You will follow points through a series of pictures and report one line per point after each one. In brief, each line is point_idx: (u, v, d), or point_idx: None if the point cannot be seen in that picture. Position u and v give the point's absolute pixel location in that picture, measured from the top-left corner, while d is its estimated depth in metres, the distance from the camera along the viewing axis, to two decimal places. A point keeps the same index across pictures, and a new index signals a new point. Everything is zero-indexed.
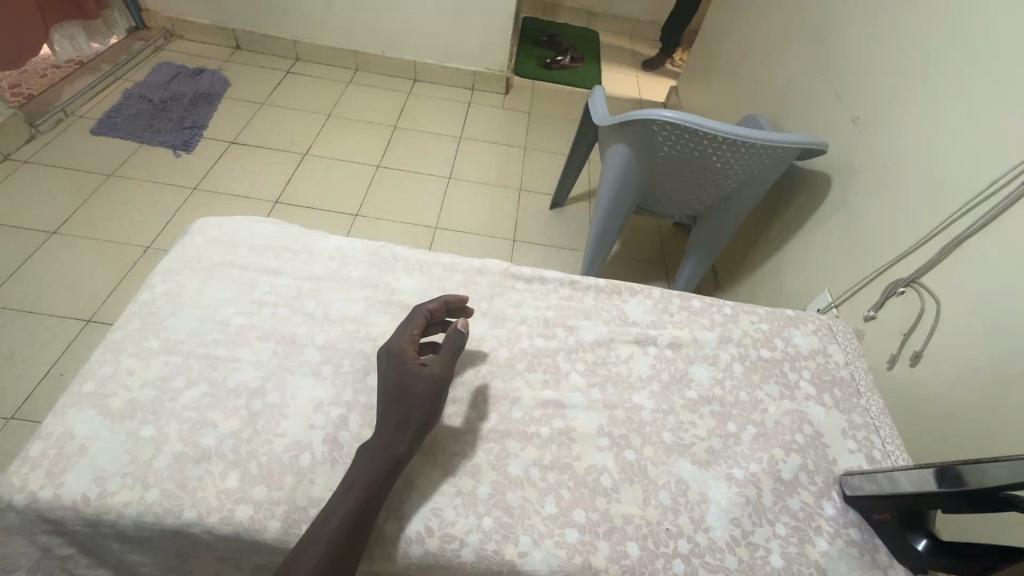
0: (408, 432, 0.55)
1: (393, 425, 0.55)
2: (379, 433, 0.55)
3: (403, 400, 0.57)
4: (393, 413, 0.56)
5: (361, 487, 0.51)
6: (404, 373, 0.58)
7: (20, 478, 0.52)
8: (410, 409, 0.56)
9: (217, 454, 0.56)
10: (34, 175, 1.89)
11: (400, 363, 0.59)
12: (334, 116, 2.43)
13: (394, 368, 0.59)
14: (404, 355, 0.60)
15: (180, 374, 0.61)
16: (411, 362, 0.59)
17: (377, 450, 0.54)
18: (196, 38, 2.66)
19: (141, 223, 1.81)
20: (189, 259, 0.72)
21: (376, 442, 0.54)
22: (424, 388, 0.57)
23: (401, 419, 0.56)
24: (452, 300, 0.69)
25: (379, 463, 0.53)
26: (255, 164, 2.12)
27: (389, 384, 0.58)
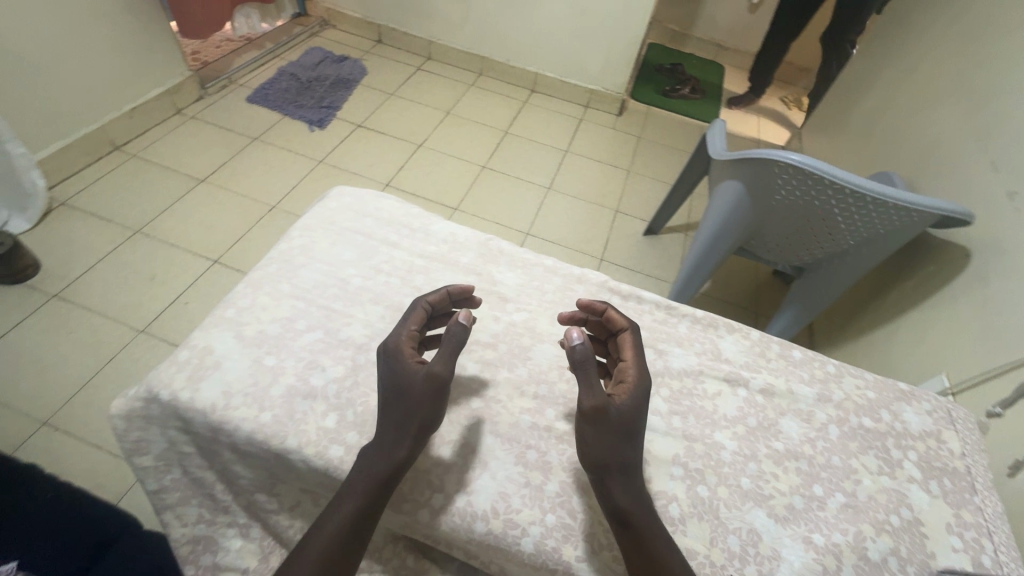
0: (408, 435, 0.54)
1: (390, 427, 0.55)
2: (379, 436, 0.55)
3: (400, 402, 0.56)
4: (391, 417, 0.55)
5: (364, 493, 0.52)
6: (402, 373, 0.57)
7: (168, 376, 0.61)
8: (406, 412, 0.55)
9: (322, 394, 0.62)
10: (196, 129, 2.19)
11: (397, 362, 0.58)
12: (452, 114, 2.58)
13: (391, 367, 0.58)
14: (401, 354, 0.58)
15: (302, 317, 0.68)
16: (407, 361, 0.58)
17: (379, 453, 0.54)
18: (346, 29, 2.94)
19: (272, 184, 2.03)
20: (322, 219, 0.80)
21: (377, 446, 0.54)
22: (420, 389, 0.55)
23: (399, 421, 0.55)
24: (455, 291, 0.67)
25: (380, 468, 0.53)
26: (376, 147, 2.30)
27: (386, 386, 0.57)
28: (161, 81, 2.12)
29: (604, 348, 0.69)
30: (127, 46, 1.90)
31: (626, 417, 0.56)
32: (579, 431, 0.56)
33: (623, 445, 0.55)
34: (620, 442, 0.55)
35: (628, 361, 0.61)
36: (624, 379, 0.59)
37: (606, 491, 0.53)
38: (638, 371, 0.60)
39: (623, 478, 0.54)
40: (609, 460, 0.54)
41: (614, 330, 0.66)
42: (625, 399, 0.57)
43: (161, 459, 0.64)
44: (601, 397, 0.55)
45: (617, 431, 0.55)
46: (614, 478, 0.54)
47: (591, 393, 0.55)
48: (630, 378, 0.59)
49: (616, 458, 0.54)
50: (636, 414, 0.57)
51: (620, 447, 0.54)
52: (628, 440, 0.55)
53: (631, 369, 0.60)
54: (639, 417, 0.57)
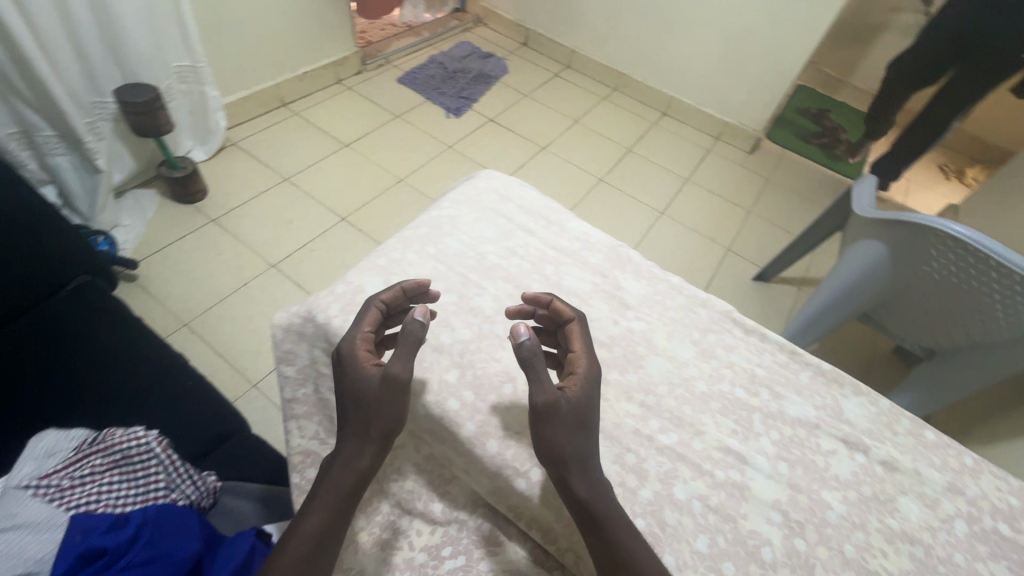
0: (372, 440, 0.57)
1: (352, 435, 0.58)
2: (344, 445, 0.58)
3: (361, 408, 0.58)
4: (353, 426, 0.58)
5: (332, 503, 0.56)
6: (360, 378, 0.58)
7: (325, 303, 0.69)
8: (370, 419, 0.58)
9: (448, 351, 0.67)
10: (350, 99, 2.54)
11: (353, 367, 0.59)
12: (579, 123, 2.65)
13: (348, 373, 0.59)
14: (355, 359, 0.59)
15: (441, 279, 0.74)
16: (363, 365, 0.59)
17: (346, 462, 0.57)
18: (496, 29, 3.11)
19: (404, 158, 2.33)
20: (471, 195, 0.87)
21: (344, 454, 0.57)
22: (378, 392, 0.57)
23: (360, 429, 0.58)
24: (409, 287, 0.67)
25: (347, 477, 0.57)
26: (502, 144, 2.47)
27: (345, 397, 0.59)
28: (332, 52, 2.48)
29: (553, 338, 0.69)
30: (303, 19, 2.24)
31: (577, 410, 0.56)
32: (533, 430, 0.56)
33: (578, 437, 0.55)
34: (573, 434, 0.55)
35: (578, 354, 0.61)
36: (575, 371, 0.60)
37: (567, 486, 0.54)
38: (588, 363, 0.61)
39: (582, 472, 0.54)
40: (568, 456, 0.54)
41: (562, 321, 0.66)
42: (576, 391, 0.57)
43: (301, 373, 0.72)
44: (552, 393, 0.55)
45: (570, 423, 0.55)
46: (575, 472, 0.54)
47: (544, 389, 0.56)
48: (581, 370, 0.60)
49: (573, 451, 0.55)
50: (588, 405, 0.58)
51: (575, 440, 0.55)
52: (582, 433, 0.56)
53: (582, 362, 0.60)
54: (591, 409, 0.58)
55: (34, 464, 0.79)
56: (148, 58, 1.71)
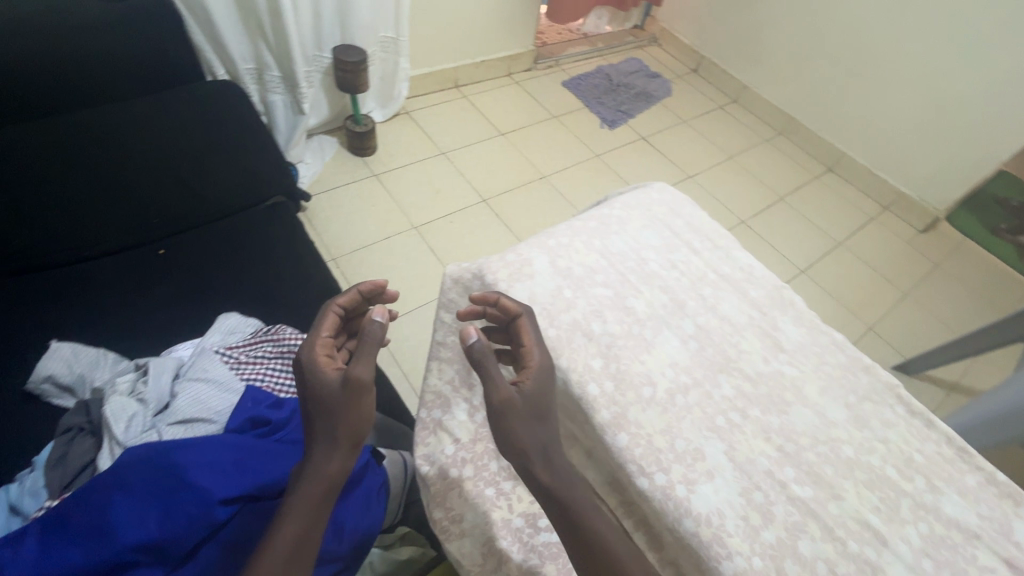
0: (341, 443, 0.64)
1: (320, 443, 0.63)
2: (312, 455, 0.63)
3: (328, 412, 0.64)
4: (319, 432, 0.64)
5: (307, 512, 0.60)
6: (327, 386, 0.65)
7: (495, 266, 0.75)
8: (337, 425, 0.64)
9: (597, 339, 0.69)
10: (515, 93, 2.67)
11: (318, 373, 0.66)
12: (732, 160, 2.56)
13: (313, 381, 0.65)
14: (319, 365, 0.66)
15: (601, 272, 0.76)
16: (325, 371, 0.66)
17: (316, 469, 0.62)
18: (670, 51, 3.10)
19: (551, 157, 2.41)
20: (643, 203, 0.88)
21: (313, 464, 0.63)
22: (342, 392, 0.65)
23: (328, 432, 0.64)
24: (363, 288, 0.75)
25: (319, 483, 0.62)
26: (648, 165, 2.47)
27: (310, 404, 0.65)
28: (511, 47, 2.64)
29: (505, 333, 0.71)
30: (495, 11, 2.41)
31: (532, 401, 0.60)
32: (495, 428, 0.59)
33: (536, 427, 0.59)
34: (530, 424, 0.58)
35: (529, 348, 0.64)
36: (529, 366, 0.63)
37: (531, 475, 0.57)
38: (541, 357, 0.64)
39: (545, 462, 0.57)
40: (531, 449, 0.57)
41: (511, 317, 0.68)
42: (529, 386, 0.61)
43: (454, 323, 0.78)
44: (504, 387, 0.59)
45: (528, 414, 0.59)
46: (537, 464, 0.57)
47: (497, 386, 0.60)
48: (533, 364, 0.63)
49: (535, 443, 0.58)
50: (543, 397, 0.61)
51: (534, 432, 0.58)
52: (540, 423, 0.59)
53: (533, 357, 0.63)
54: (547, 399, 0.61)
55: (219, 337, 1.00)
56: (367, 25, 1.96)
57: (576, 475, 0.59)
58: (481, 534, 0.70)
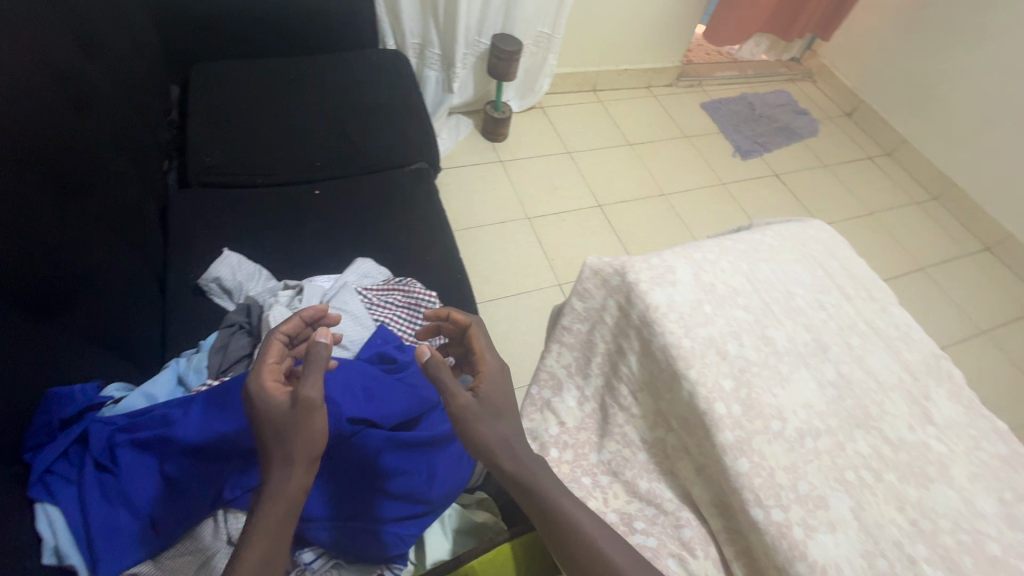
0: (299, 460, 0.61)
1: (276, 464, 0.60)
2: (267, 476, 0.60)
3: (280, 433, 0.61)
4: (274, 454, 0.61)
5: (271, 532, 0.57)
6: (274, 410, 0.62)
7: (639, 266, 0.74)
8: (291, 443, 0.61)
9: (731, 361, 0.68)
10: (651, 106, 2.65)
11: (262, 400, 0.63)
12: (871, 216, 2.37)
13: (258, 409, 0.63)
14: (262, 394, 0.63)
15: (744, 296, 0.74)
16: (272, 396, 0.64)
17: (271, 489, 0.59)
18: (825, 91, 2.92)
19: (676, 177, 2.36)
20: (797, 236, 0.85)
21: (269, 483, 0.60)
22: (290, 413, 0.62)
23: (284, 451, 0.61)
24: (307, 316, 0.79)
25: (280, 503, 0.59)
26: (775, 203, 2.35)
27: (262, 427, 0.62)
28: (658, 60, 2.61)
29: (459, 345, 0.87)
30: (653, 20, 2.39)
31: (489, 395, 0.70)
32: (457, 430, 0.67)
33: (490, 421, 0.67)
34: (485, 418, 0.67)
35: (481, 352, 0.76)
36: (481, 371, 0.73)
37: (496, 463, 0.65)
38: (492, 360, 0.75)
39: (508, 452, 0.65)
40: (494, 442, 0.65)
41: (463, 328, 0.84)
42: (484, 387, 0.71)
43: (583, 313, 0.78)
44: (458, 389, 0.68)
45: (484, 413, 0.67)
46: (498, 452, 0.64)
47: (451, 387, 0.68)
48: (486, 367, 0.73)
49: (494, 436, 0.65)
50: (495, 397, 0.70)
51: (488, 425, 0.66)
52: (496, 416, 0.68)
53: (486, 358, 0.75)
54: (502, 397, 0.71)
55: (355, 277, 1.09)
56: (529, 17, 2.03)
57: (538, 462, 0.65)
58: None
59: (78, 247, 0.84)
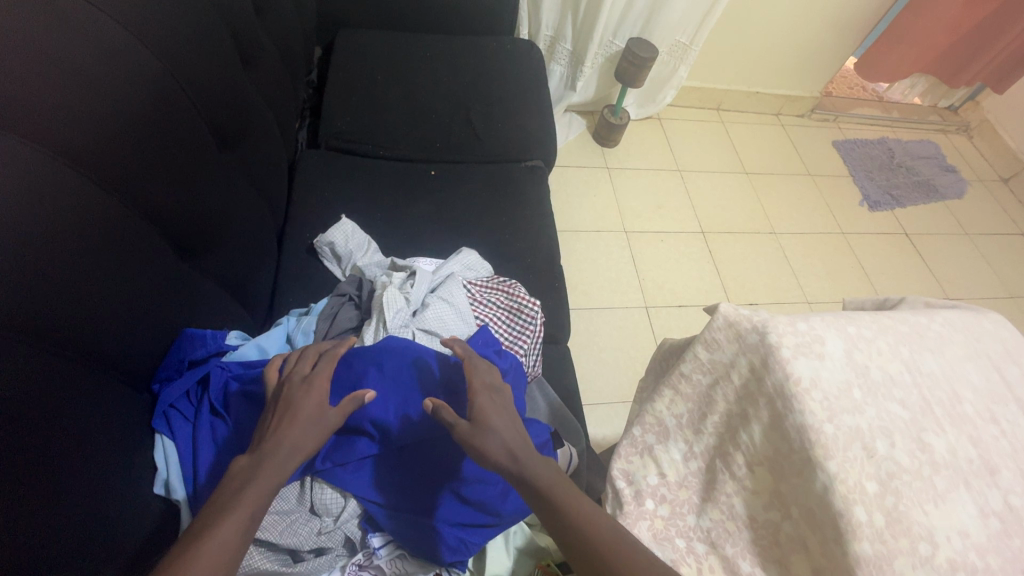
0: (302, 453, 0.65)
1: (292, 443, 0.64)
2: (277, 447, 0.63)
3: (307, 425, 0.67)
4: (294, 435, 0.65)
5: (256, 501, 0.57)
6: (320, 409, 0.69)
7: (784, 328, 0.66)
8: (309, 438, 0.66)
9: (879, 463, 0.60)
10: (776, 134, 2.46)
11: (316, 395, 0.70)
12: (1013, 300, 2.09)
13: (309, 397, 0.69)
14: (319, 390, 0.71)
15: (901, 389, 0.65)
16: (323, 397, 0.71)
17: (271, 463, 0.61)
18: (981, 149, 2.59)
19: (792, 216, 2.19)
20: (971, 329, 0.74)
21: (271, 456, 0.62)
22: (328, 421, 0.69)
23: (301, 438, 0.65)
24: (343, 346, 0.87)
25: (270, 475, 0.60)
26: (901, 264, 2.12)
27: (297, 410, 0.68)
28: (794, 88, 2.42)
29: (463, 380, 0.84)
30: (801, 44, 2.20)
31: (480, 412, 0.68)
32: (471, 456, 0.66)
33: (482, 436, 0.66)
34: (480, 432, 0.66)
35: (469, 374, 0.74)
36: (473, 393, 0.71)
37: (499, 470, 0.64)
38: (484, 379, 0.74)
39: (509, 457, 0.64)
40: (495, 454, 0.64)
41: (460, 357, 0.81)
42: (476, 407, 0.69)
43: (706, 365, 0.72)
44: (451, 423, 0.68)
45: (473, 429, 0.66)
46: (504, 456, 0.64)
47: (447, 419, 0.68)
48: (476, 388, 0.72)
49: (495, 446, 0.65)
50: (486, 414, 0.68)
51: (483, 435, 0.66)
52: (486, 431, 0.66)
53: (476, 379, 0.73)
54: (488, 413, 0.68)
55: (460, 268, 1.08)
56: (671, 25, 1.94)
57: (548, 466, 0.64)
58: None
59: (226, 196, 0.89)
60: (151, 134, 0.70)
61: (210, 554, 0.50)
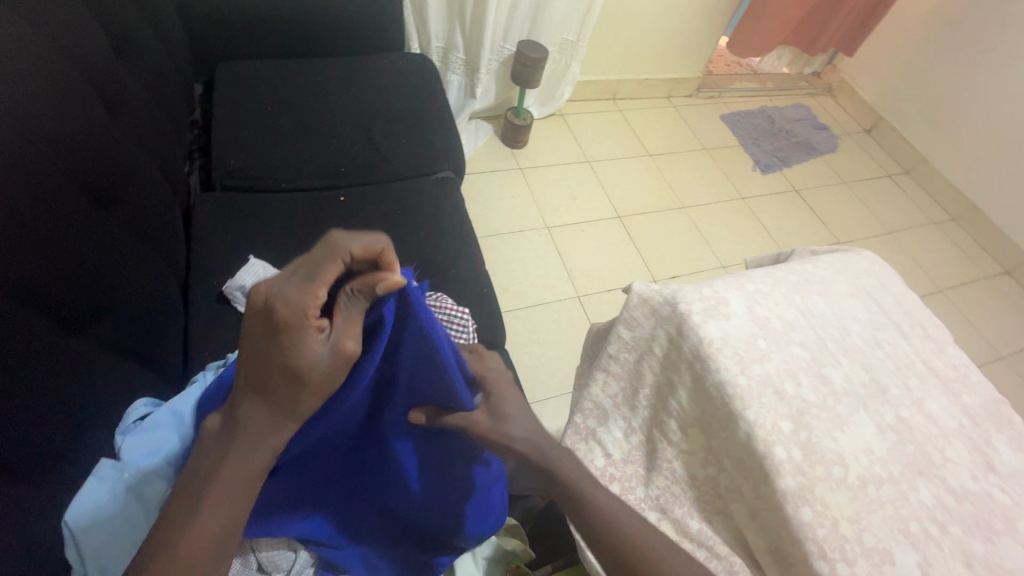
0: (286, 420, 0.56)
1: (271, 413, 0.55)
2: (251, 428, 0.55)
3: (289, 383, 0.54)
4: (277, 402, 0.55)
5: (230, 503, 0.53)
6: (304, 357, 0.53)
7: (690, 297, 0.71)
8: (294, 397, 0.55)
9: (789, 403, 0.65)
10: (670, 115, 2.62)
11: (297, 337, 0.51)
12: (892, 236, 2.36)
13: (288, 348, 0.52)
14: (303, 330, 0.51)
15: (799, 333, 0.72)
16: (309, 339, 0.52)
17: (246, 463, 0.55)
18: (844, 106, 2.90)
19: (696, 189, 2.34)
20: (850, 269, 0.83)
21: (244, 454, 0.54)
22: (322, 366, 0.54)
23: (283, 400, 0.55)
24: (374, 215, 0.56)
25: (245, 463, 0.54)
26: (796, 218, 2.33)
27: (275, 371, 0.53)
28: (678, 71, 2.59)
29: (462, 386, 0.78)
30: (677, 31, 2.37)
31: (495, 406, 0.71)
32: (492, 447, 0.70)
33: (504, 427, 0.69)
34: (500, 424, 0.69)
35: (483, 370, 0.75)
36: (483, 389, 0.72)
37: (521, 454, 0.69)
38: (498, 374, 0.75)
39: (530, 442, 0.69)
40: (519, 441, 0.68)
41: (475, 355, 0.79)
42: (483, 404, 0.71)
43: (629, 343, 0.76)
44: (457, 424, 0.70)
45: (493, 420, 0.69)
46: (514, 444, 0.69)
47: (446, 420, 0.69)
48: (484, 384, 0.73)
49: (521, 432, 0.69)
50: (505, 405, 0.71)
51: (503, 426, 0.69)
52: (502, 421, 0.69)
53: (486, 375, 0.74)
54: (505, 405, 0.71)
55: None
56: (556, 24, 2.01)
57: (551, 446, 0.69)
58: None
59: (112, 253, 0.83)
60: (8, 199, 0.64)
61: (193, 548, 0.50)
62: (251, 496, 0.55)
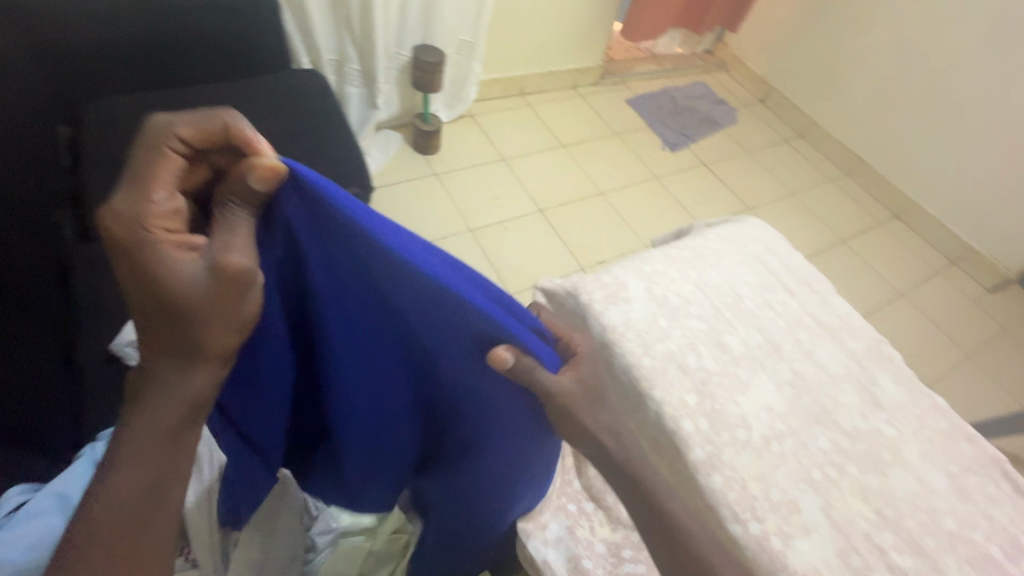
0: (194, 360, 0.56)
1: (173, 359, 0.56)
2: (160, 375, 0.57)
3: (173, 313, 0.55)
4: (169, 341, 0.56)
5: (145, 459, 0.57)
6: (173, 278, 0.54)
7: (590, 287, 0.72)
8: (191, 327, 0.55)
9: (693, 375, 0.68)
10: (578, 105, 2.67)
11: (155, 256, 0.53)
12: (794, 196, 2.53)
13: (152, 268, 0.53)
14: (159, 248, 0.53)
15: (697, 306, 0.75)
16: (173, 256, 0.54)
17: (161, 417, 0.57)
18: (737, 78, 3.06)
19: (613, 173, 2.41)
20: (738, 236, 0.87)
21: (155, 409, 0.57)
22: (203, 285, 0.54)
23: (179, 337, 0.56)
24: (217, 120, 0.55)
25: (158, 413, 0.57)
26: (709, 190, 2.45)
27: (155, 298, 0.54)
28: (579, 60, 2.64)
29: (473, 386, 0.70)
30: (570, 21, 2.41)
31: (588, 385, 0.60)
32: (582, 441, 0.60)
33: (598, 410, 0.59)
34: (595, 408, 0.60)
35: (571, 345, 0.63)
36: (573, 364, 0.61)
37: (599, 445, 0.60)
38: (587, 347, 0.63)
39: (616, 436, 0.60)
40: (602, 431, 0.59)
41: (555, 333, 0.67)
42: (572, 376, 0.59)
43: None
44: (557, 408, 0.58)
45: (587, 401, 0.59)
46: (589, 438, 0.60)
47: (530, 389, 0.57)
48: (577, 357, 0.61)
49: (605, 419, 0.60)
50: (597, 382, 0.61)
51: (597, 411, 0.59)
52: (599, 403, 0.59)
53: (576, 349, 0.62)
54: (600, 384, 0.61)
55: None
56: (449, 24, 1.99)
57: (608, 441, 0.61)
58: (566, 550, 0.82)
59: None
60: None
61: (106, 510, 0.55)
62: (188, 438, 0.59)
